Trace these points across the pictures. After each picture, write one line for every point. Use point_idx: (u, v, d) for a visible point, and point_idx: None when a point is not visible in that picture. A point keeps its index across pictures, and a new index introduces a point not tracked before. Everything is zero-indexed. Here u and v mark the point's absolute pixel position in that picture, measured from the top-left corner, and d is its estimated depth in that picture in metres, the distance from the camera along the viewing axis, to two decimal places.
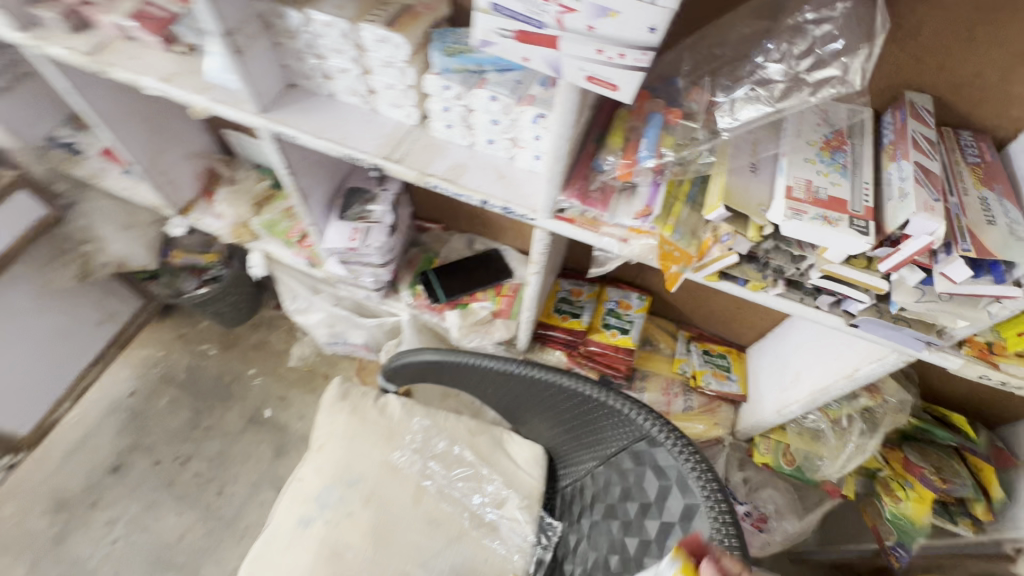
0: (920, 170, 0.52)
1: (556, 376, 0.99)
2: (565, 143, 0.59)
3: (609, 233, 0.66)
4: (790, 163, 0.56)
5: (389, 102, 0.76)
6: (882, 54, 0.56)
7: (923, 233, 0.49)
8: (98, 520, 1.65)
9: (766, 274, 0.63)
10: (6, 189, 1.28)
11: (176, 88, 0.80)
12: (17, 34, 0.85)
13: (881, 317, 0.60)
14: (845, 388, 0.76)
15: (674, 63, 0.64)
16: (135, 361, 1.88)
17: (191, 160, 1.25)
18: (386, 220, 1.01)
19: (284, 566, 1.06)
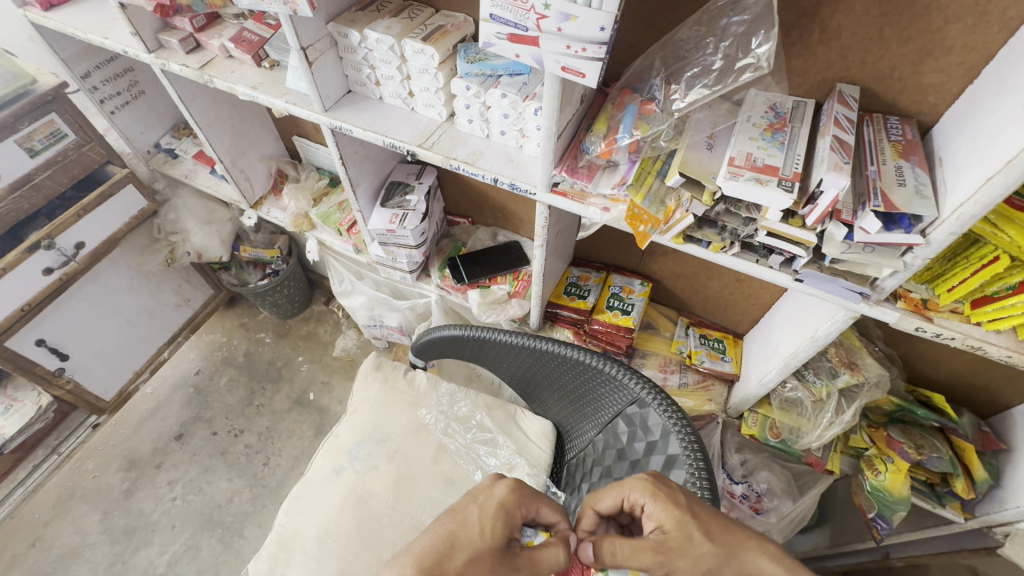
0: (836, 141, 0.64)
1: (557, 347, 1.07)
2: (555, 126, 0.73)
3: (594, 203, 0.80)
4: (737, 140, 0.68)
5: (424, 102, 0.94)
6: (814, 51, 0.70)
7: (833, 188, 0.60)
8: (161, 480, 1.87)
9: (723, 236, 0.75)
10: (118, 183, 1.56)
11: (262, 93, 1.02)
12: (149, 54, 1.11)
13: (820, 271, 0.71)
14: (810, 350, 0.85)
15: (648, 64, 0.79)
16: (204, 344, 2.18)
17: (264, 162, 1.49)
18: (420, 208, 1.19)
19: (317, 507, 1.20)
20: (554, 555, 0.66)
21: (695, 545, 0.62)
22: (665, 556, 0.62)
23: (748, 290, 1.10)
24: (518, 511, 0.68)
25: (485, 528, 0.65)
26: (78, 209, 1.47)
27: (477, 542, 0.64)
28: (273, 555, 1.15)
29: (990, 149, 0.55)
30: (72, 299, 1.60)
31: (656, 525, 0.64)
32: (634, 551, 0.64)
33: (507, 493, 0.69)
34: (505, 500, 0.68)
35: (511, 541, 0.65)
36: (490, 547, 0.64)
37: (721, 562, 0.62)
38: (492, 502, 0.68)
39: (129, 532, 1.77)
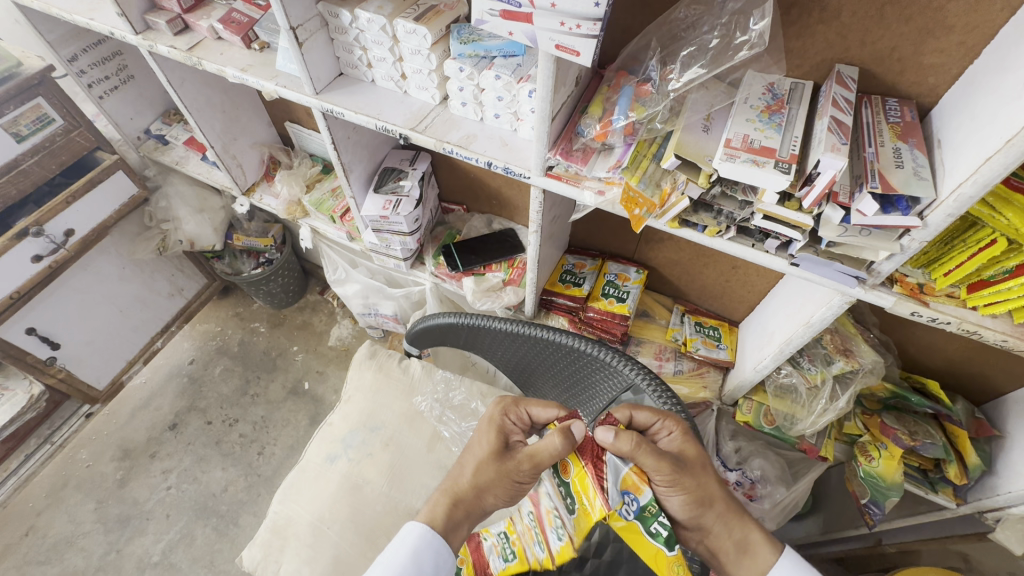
0: (834, 122, 0.63)
1: (554, 334, 1.06)
2: (549, 107, 0.71)
3: (589, 186, 0.79)
4: (734, 121, 0.67)
5: (417, 84, 0.93)
6: (814, 31, 0.69)
7: (830, 169, 0.60)
8: (156, 469, 1.86)
9: (720, 220, 0.74)
10: (107, 170, 1.54)
11: (251, 75, 1.00)
12: (136, 36, 1.08)
13: (816, 254, 0.70)
14: (805, 336, 0.85)
15: (645, 45, 0.78)
16: (197, 334, 2.17)
17: (256, 148, 1.47)
18: (414, 194, 1.18)
19: (311, 494, 1.20)
20: (553, 442, 0.64)
21: (705, 474, 0.65)
22: (679, 472, 0.62)
23: (744, 278, 1.09)
24: (505, 421, 0.73)
25: (486, 444, 0.70)
26: (67, 195, 1.45)
27: (479, 453, 0.70)
28: (268, 541, 1.16)
29: (989, 129, 0.54)
30: (63, 287, 1.59)
31: (677, 448, 0.66)
32: (657, 462, 0.61)
33: (495, 407, 0.74)
34: (494, 415, 0.73)
35: (509, 445, 0.71)
36: (490, 452, 0.69)
37: (715, 501, 0.66)
38: (483, 421, 0.73)
39: (123, 522, 1.76)
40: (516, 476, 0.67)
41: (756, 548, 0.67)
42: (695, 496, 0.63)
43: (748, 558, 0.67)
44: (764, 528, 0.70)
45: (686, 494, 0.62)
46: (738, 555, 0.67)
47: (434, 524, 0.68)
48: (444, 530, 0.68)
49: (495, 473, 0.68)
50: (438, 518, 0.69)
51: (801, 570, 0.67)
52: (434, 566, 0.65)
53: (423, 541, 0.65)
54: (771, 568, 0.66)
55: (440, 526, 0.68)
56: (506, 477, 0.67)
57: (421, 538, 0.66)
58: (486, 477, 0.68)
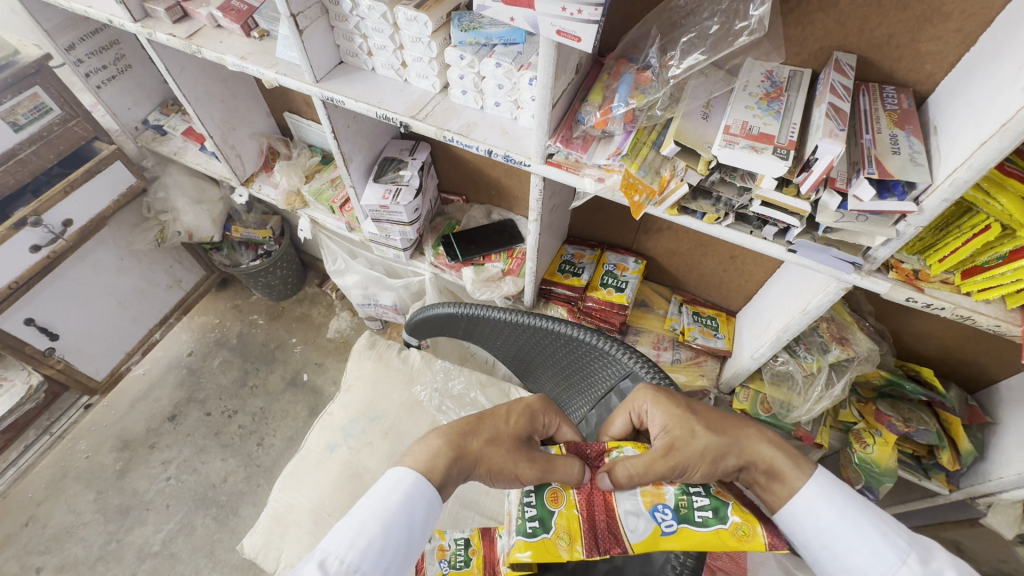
0: (832, 109, 0.64)
1: (552, 323, 1.07)
2: (550, 94, 0.72)
3: (589, 174, 0.80)
4: (732, 108, 0.68)
5: (418, 73, 0.93)
6: (813, 19, 0.70)
7: (827, 154, 0.60)
8: (155, 460, 1.87)
9: (718, 207, 0.75)
10: (105, 160, 1.53)
11: (251, 63, 1.00)
12: (135, 24, 1.08)
13: (813, 241, 0.71)
14: (802, 323, 0.86)
15: (645, 34, 0.78)
16: (196, 326, 2.17)
17: (255, 139, 1.47)
18: (414, 183, 1.18)
19: (311, 482, 1.20)
20: (571, 469, 0.65)
21: (696, 439, 0.63)
22: (674, 457, 0.62)
23: (742, 267, 1.10)
24: (540, 418, 0.72)
25: (512, 418, 0.69)
26: (65, 184, 1.45)
27: (501, 426, 0.68)
28: (269, 529, 1.17)
29: (985, 114, 0.55)
30: (61, 278, 1.59)
31: (660, 425, 0.66)
32: (647, 464, 0.62)
33: (535, 400, 0.73)
34: (532, 404, 0.72)
35: (532, 439, 0.69)
36: (513, 433, 0.67)
37: (722, 454, 0.63)
38: (518, 402, 0.72)
39: (123, 512, 1.77)
40: (525, 471, 0.64)
41: (784, 474, 0.64)
42: (698, 465, 0.61)
43: (778, 483, 0.64)
44: (787, 449, 0.65)
45: (699, 471, 0.62)
46: (767, 480, 0.65)
47: (431, 474, 0.63)
48: (440, 481, 0.63)
49: (508, 453, 0.65)
50: (437, 468, 0.63)
51: (829, 498, 0.62)
52: (423, 516, 0.61)
53: (415, 489, 0.61)
54: (799, 493, 0.63)
55: (437, 477, 0.63)
56: (514, 466, 0.64)
57: (414, 487, 0.61)
58: (497, 451, 0.65)
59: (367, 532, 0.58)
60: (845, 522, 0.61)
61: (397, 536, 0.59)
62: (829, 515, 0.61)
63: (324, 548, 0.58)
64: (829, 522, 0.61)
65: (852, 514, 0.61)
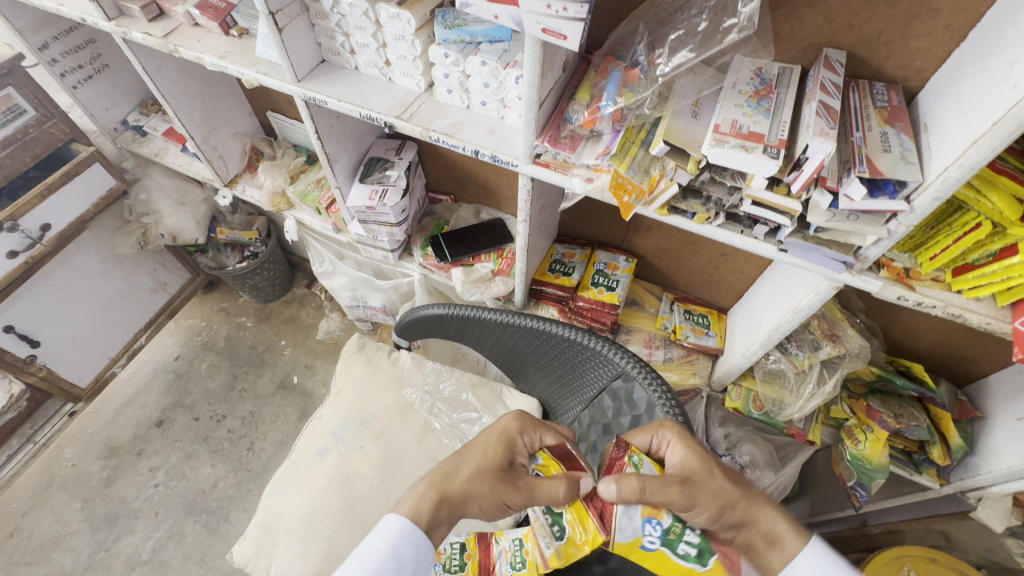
0: (822, 107, 0.63)
1: (543, 324, 1.05)
2: (536, 93, 0.70)
3: (578, 174, 0.78)
4: (722, 107, 0.67)
5: (402, 72, 0.91)
6: (802, 15, 0.69)
7: (818, 153, 0.59)
8: (143, 466, 1.84)
9: (709, 207, 0.74)
10: (83, 162, 1.49)
11: (230, 63, 0.97)
12: (108, 23, 1.05)
13: (804, 240, 0.70)
14: (794, 322, 0.85)
15: (632, 31, 0.77)
16: (182, 329, 2.14)
17: (238, 139, 1.44)
18: (400, 184, 1.16)
19: (301, 488, 1.19)
20: (555, 490, 0.64)
21: (713, 481, 0.64)
22: (692, 492, 0.62)
23: (732, 265, 1.10)
24: (519, 440, 0.71)
25: (490, 450, 0.68)
26: (41, 188, 1.41)
27: (480, 458, 0.68)
28: (259, 537, 1.16)
29: (977, 112, 0.54)
30: (41, 284, 1.55)
31: (681, 461, 0.66)
32: (665, 487, 0.61)
33: (513, 421, 0.72)
34: (509, 426, 0.71)
35: (513, 464, 0.68)
36: (493, 465, 0.67)
37: (731, 504, 0.64)
38: (495, 428, 0.71)
39: (111, 520, 1.74)
40: (509, 499, 0.64)
41: (783, 539, 0.65)
42: (710, 504, 0.62)
43: (776, 550, 0.65)
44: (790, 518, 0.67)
45: (706, 511, 0.62)
46: (764, 548, 0.65)
47: (417, 518, 0.64)
48: (426, 525, 0.64)
49: (490, 485, 0.65)
50: (423, 510, 0.65)
51: (823, 564, 0.64)
52: (413, 557, 0.62)
53: (403, 535, 0.62)
54: (795, 560, 0.64)
55: (424, 520, 0.64)
56: (499, 495, 0.65)
57: (400, 533, 0.62)
58: (479, 486, 0.66)
59: None
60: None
61: None
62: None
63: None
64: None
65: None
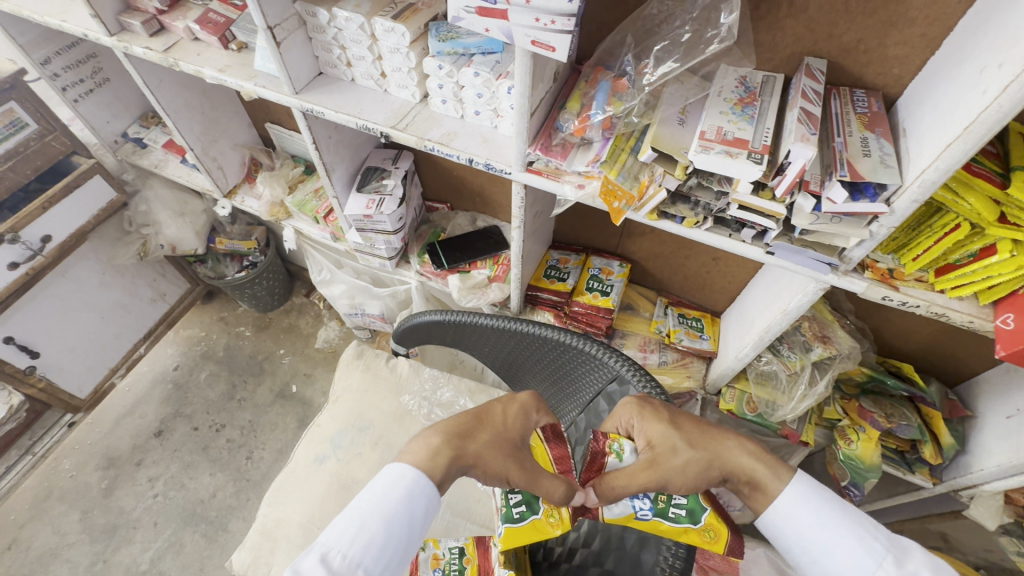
0: (803, 113, 0.65)
1: (540, 329, 1.08)
2: (527, 103, 0.72)
3: (569, 181, 0.80)
4: (707, 114, 0.69)
5: (397, 83, 0.93)
6: (782, 26, 0.71)
7: (800, 158, 0.61)
8: (142, 476, 1.84)
9: (697, 211, 0.76)
10: (84, 175, 1.52)
11: (230, 76, 1.00)
12: (110, 38, 1.07)
13: (790, 243, 0.72)
14: (783, 324, 0.87)
15: (620, 42, 0.79)
16: (181, 339, 2.15)
17: (237, 150, 1.46)
18: (397, 193, 1.18)
19: (300, 495, 1.19)
20: (554, 490, 0.61)
21: (677, 456, 0.63)
22: (657, 468, 0.62)
23: (723, 269, 1.12)
24: (531, 417, 0.70)
25: (508, 420, 0.67)
26: (42, 201, 1.43)
27: (497, 427, 0.66)
28: (257, 544, 1.15)
29: (950, 117, 0.56)
30: (42, 295, 1.56)
31: (645, 443, 0.65)
32: (631, 478, 0.62)
33: (527, 398, 0.72)
34: (527, 401, 0.70)
35: (524, 442, 0.66)
36: (507, 436, 0.66)
37: (706, 466, 0.63)
38: (513, 402, 0.70)
39: (109, 531, 1.74)
40: (515, 478, 0.62)
41: (765, 484, 0.64)
42: (680, 480, 0.62)
43: (760, 493, 0.64)
44: (766, 458, 0.65)
45: (676, 482, 0.63)
46: (750, 491, 0.65)
47: (432, 473, 0.62)
48: (440, 480, 0.62)
49: (503, 458, 0.63)
50: (438, 465, 0.62)
51: (806, 502, 0.63)
52: (424, 510, 0.61)
53: (416, 486, 0.60)
54: (778, 500, 0.63)
55: (437, 475, 0.62)
56: (506, 470, 0.62)
57: (414, 483, 0.61)
58: (493, 453, 0.63)
59: (369, 528, 0.57)
60: (822, 529, 0.61)
61: (397, 531, 0.58)
62: (807, 520, 0.62)
63: (324, 541, 0.57)
64: (806, 528, 0.62)
65: (830, 520, 0.62)
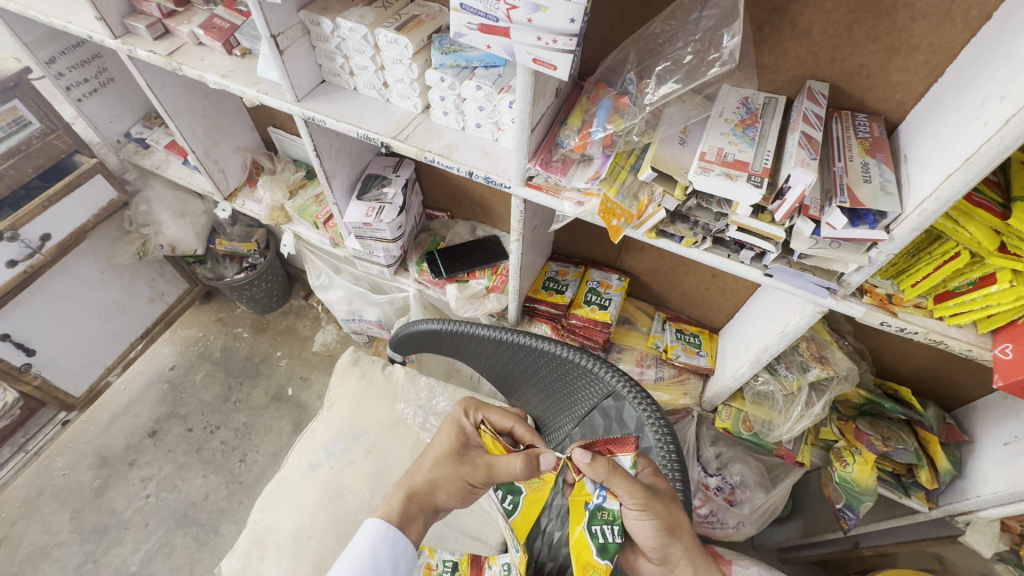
0: (804, 137, 0.64)
1: (537, 342, 1.07)
2: (528, 119, 0.72)
3: (569, 197, 0.80)
4: (708, 135, 0.69)
5: (399, 93, 0.93)
6: (785, 48, 0.71)
7: (800, 183, 0.61)
8: (135, 477, 1.84)
9: (696, 231, 0.76)
10: (85, 174, 1.52)
11: (232, 82, 1.00)
12: (115, 40, 1.07)
13: (788, 266, 0.72)
14: (780, 344, 0.87)
15: (622, 59, 0.79)
16: (179, 339, 2.14)
17: (239, 153, 1.46)
18: (397, 201, 1.18)
19: (291, 502, 1.18)
20: (512, 465, 0.71)
21: (671, 505, 0.66)
22: (651, 499, 0.64)
23: (723, 286, 1.11)
24: (466, 420, 0.79)
25: (446, 438, 0.78)
26: (43, 199, 1.43)
27: (439, 450, 0.77)
28: (247, 552, 1.14)
29: (951, 147, 0.56)
30: (40, 292, 1.56)
31: (647, 480, 0.68)
32: (631, 488, 0.63)
33: (458, 407, 0.81)
34: (458, 413, 0.80)
35: (469, 444, 0.77)
36: (449, 450, 0.76)
37: (676, 536, 0.66)
38: (446, 420, 0.80)
39: (100, 531, 1.74)
40: (471, 476, 0.73)
41: None
42: (661, 522, 0.64)
43: None
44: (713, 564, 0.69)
45: (658, 522, 0.64)
46: None
47: (390, 517, 0.72)
48: (398, 520, 0.73)
49: (451, 470, 0.74)
50: (393, 510, 0.74)
51: None
52: (392, 556, 0.70)
53: (381, 536, 0.70)
54: None
55: (396, 519, 0.72)
56: (460, 476, 0.74)
57: (380, 534, 0.70)
58: (440, 473, 0.75)
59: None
60: None
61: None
62: None
63: None
64: None
65: None
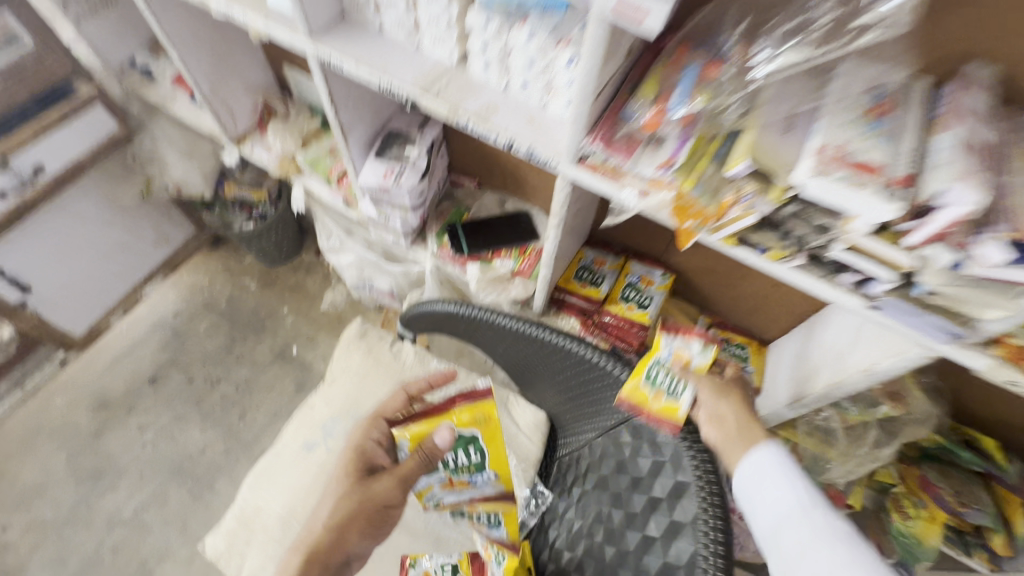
0: (960, 145, 0.50)
1: (565, 344, 0.97)
2: (594, 85, 0.57)
3: (630, 185, 0.65)
4: (826, 124, 0.53)
5: (433, 37, 0.75)
6: (945, 13, 0.55)
7: (957, 204, 0.46)
8: (133, 423, 1.80)
9: (788, 244, 0.60)
10: (84, 103, 1.38)
11: (237, 7, 0.84)
12: None
13: (903, 300, 0.57)
14: (861, 383, 0.73)
15: (718, 15, 0.64)
16: (184, 285, 2.06)
17: (249, 93, 1.31)
18: (420, 164, 1.03)
19: (283, 482, 1.10)
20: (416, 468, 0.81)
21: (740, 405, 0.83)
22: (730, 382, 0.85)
23: (785, 298, 0.97)
24: (369, 439, 0.87)
25: (353, 462, 0.85)
26: (37, 127, 1.31)
27: (342, 484, 0.84)
28: (233, 531, 1.07)
29: None
30: (35, 227, 1.47)
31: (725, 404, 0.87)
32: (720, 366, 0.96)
33: (357, 432, 0.88)
34: (359, 436, 0.87)
35: (374, 465, 0.85)
36: (352, 481, 0.83)
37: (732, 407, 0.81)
38: (351, 443, 0.87)
39: (95, 475, 1.71)
40: (385, 495, 0.81)
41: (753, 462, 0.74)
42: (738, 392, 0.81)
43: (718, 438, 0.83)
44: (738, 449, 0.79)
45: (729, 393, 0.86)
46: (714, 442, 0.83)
47: None
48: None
49: (355, 503, 0.81)
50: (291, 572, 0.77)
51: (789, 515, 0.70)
52: None
53: None
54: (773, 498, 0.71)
55: None
56: (366, 505, 0.81)
57: None
58: (343, 510, 0.81)
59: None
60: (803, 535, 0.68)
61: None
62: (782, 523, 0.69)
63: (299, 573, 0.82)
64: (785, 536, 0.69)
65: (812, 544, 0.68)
